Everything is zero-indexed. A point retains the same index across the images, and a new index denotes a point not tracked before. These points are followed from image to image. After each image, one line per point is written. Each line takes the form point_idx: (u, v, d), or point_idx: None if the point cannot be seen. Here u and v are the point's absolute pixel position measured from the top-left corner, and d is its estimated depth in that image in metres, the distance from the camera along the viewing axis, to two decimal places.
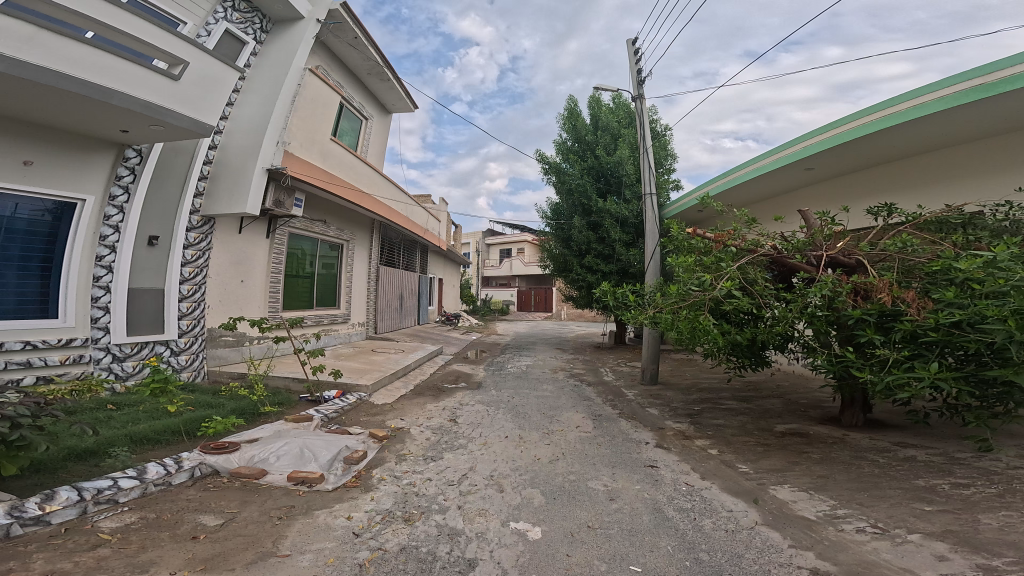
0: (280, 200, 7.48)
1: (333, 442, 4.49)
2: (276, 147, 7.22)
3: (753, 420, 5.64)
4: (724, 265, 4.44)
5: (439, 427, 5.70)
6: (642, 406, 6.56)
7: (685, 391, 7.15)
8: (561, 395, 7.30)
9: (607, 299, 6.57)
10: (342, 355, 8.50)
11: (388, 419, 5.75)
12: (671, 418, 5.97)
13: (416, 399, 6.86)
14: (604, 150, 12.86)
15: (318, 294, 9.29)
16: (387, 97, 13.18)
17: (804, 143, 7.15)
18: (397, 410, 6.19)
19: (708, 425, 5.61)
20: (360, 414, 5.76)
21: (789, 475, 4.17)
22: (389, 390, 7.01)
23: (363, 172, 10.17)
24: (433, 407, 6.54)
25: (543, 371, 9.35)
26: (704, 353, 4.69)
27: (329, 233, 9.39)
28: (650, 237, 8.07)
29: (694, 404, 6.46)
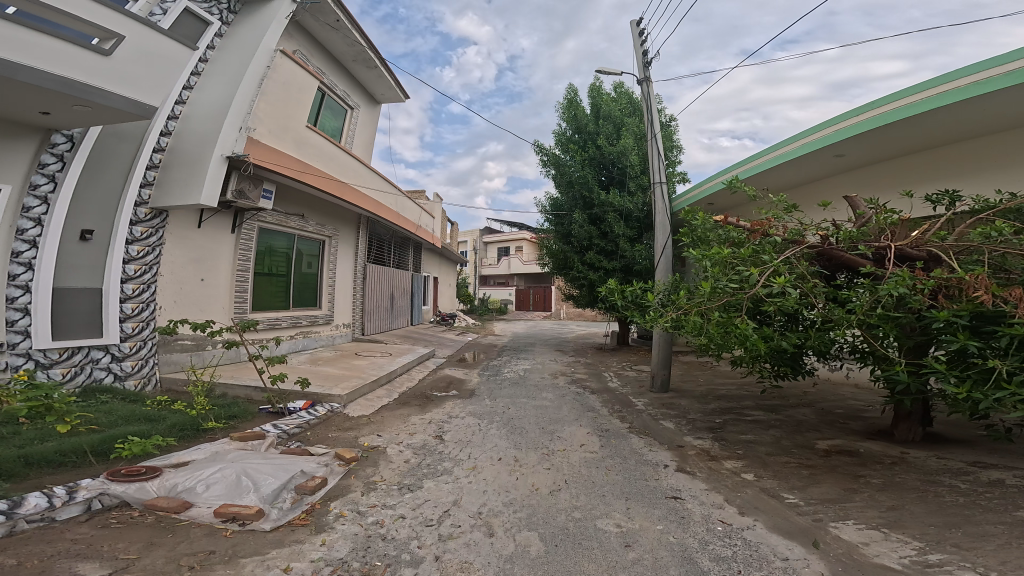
0: (245, 191, 6.67)
1: (285, 466, 3.68)
2: (239, 133, 6.43)
3: (788, 434, 4.85)
4: (766, 257, 3.66)
5: (422, 446, 4.89)
6: (655, 419, 5.75)
7: (703, 400, 6.35)
8: (563, 405, 6.48)
9: (614, 299, 5.75)
10: (318, 360, 7.66)
11: (361, 436, 4.94)
12: (691, 434, 5.17)
13: (398, 410, 6.04)
14: (606, 140, 12.06)
15: (296, 294, 8.47)
16: (375, 86, 12.35)
17: (834, 127, 6.44)
18: (374, 424, 5.37)
19: (736, 442, 4.81)
20: (329, 430, 4.94)
21: (850, 508, 3.38)
22: (367, 398, 6.19)
23: (345, 163, 9.34)
24: (417, 420, 5.73)
25: (541, 376, 8.53)
26: (735, 362, 3.90)
27: (308, 228, 8.57)
28: (661, 230, 7.26)
29: (715, 416, 5.67)
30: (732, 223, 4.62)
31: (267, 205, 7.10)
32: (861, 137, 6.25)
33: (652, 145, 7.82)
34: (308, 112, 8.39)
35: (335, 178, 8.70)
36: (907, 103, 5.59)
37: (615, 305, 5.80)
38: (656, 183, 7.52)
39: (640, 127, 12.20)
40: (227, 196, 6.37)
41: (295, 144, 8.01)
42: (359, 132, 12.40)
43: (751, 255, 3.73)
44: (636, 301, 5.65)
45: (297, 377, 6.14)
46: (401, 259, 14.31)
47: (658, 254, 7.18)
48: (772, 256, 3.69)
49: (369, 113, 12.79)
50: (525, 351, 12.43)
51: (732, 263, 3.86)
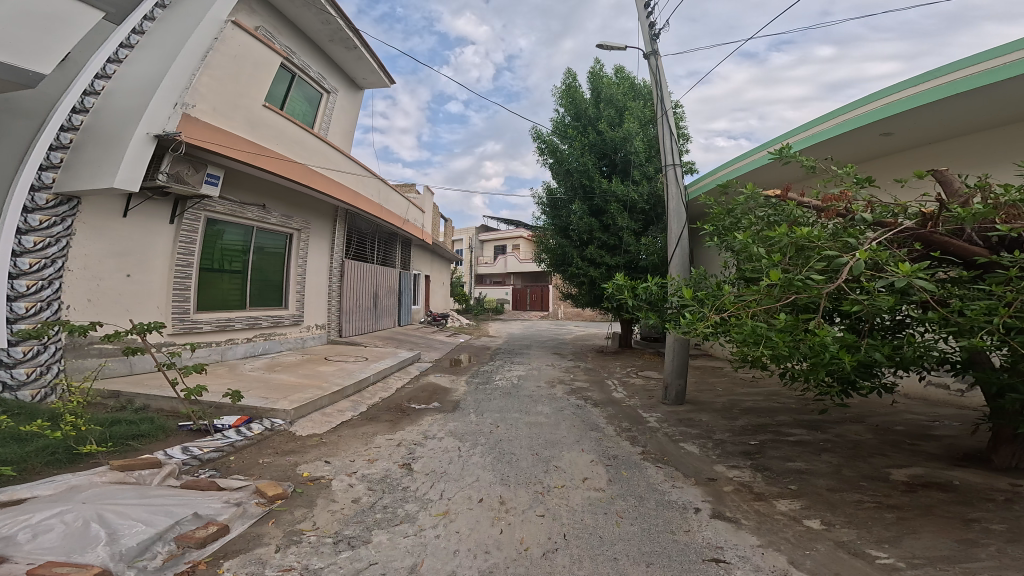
0: (182, 175, 5.75)
1: (168, 508, 2.74)
2: (174, 109, 5.42)
3: (847, 461, 3.85)
4: (851, 242, 2.66)
5: (381, 478, 3.85)
6: (674, 442, 4.74)
7: (729, 416, 5.34)
8: (561, 423, 5.46)
9: (623, 298, 4.70)
10: (277, 366, 6.60)
11: (302, 463, 3.91)
12: (721, 461, 4.16)
13: (361, 428, 5.00)
14: (607, 125, 11.00)
15: (255, 292, 7.43)
16: (356, 70, 11.30)
17: (886, 99, 5.35)
18: (327, 446, 4.34)
19: (784, 473, 3.79)
20: (263, 456, 3.91)
21: (982, 573, 2.34)
22: (325, 413, 5.13)
23: (314, 147, 8.26)
24: (383, 441, 4.69)
25: (536, 385, 7.47)
26: (791, 378, 2.92)
27: (270, 220, 7.52)
28: (676, 219, 6.21)
29: (747, 436, 4.65)
30: (793, 201, 3.60)
31: (213, 191, 6.13)
32: (922, 111, 5.18)
33: (661, 119, 6.71)
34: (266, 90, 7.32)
35: (300, 164, 7.65)
36: (998, 64, 4.46)
37: (624, 304, 4.75)
38: (669, 162, 6.44)
39: (646, 112, 11.15)
40: (158, 179, 5.36)
41: (249, 124, 6.93)
42: (338, 118, 11.33)
43: (820, 240, 2.74)
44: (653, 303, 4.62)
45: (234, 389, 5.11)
46: (387, 255, 13.25)
47: (673, 246, 6.12)
48: (859, 241, 2.69)
49: (350, 99, 11.74)
50: (520, 354, 11.37)
51: (791, 250, 2.86)
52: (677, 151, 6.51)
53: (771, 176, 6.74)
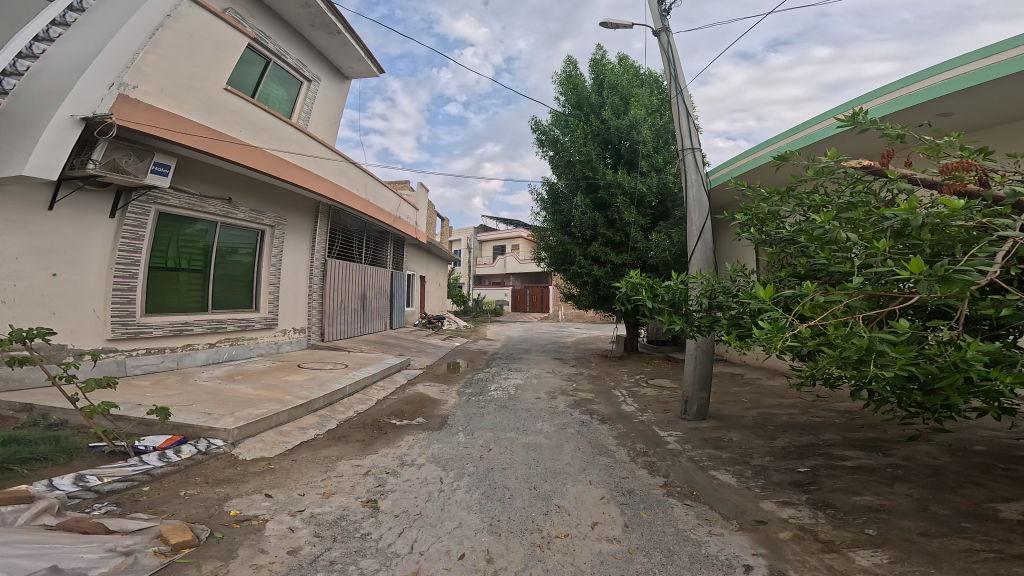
0: (120, 164, 4.92)
1: (12, 562, 2.02)
2: (110, 90, 4.71)
3: (933, 495, 3.11)
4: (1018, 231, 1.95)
5: (335, 520, 3.04)
6: (703, 469, 3.95)
7: (763, 433, 4.56)
8: (565, 445, 4.66)
9: (640, 300, 3.88)
10: (240, 375, 5.81)
11: (234, 498, 3.15)
12: (767, 495, 3.37)
13: (325, 450, 4.20)
14: (612, 113, 10.21)
15: (221, 294, 6.67)
16: (340, 58, 10.51)
17: (951, 72, 4.48)
18: (278, 477, 3.56)
19: (853, 512, 3.02)
20: (186, 488, 3.17)
21: None
22: (281, 434, 4.33)
23: (288, 136, 7.48)
24: (347, 468, 3.89)
25: (533, 397, 6.65)
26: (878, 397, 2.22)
27: (236, 214, 6.74)
28: (698, 210, 5.39)
29: (792, 460, 3.88)
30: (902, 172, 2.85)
31: (162, 182, 5.36)
32: (990, 88, 4.36)
33: (676, 99, 5.88)
34: (229, 72, 6.51)
35: (271, 155, 6.89)
36: None
37: (640, 307, 3.94)
38: (689, 146, 5.59)
39: (652, 101, 10.43)
40: (89, 168, 4.58)
41: (210, 110, 6.15)
42: (321, 109, 10.53)
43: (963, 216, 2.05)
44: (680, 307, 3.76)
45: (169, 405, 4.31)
46: (378, 254, 12.44)
47: (694, 241, 5.32)
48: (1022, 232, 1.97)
49: (335, 89, 10.94)
50: (519, 359, 10.59)
51: (915, 231, 2.21)
52: (697, 135, 5.67)
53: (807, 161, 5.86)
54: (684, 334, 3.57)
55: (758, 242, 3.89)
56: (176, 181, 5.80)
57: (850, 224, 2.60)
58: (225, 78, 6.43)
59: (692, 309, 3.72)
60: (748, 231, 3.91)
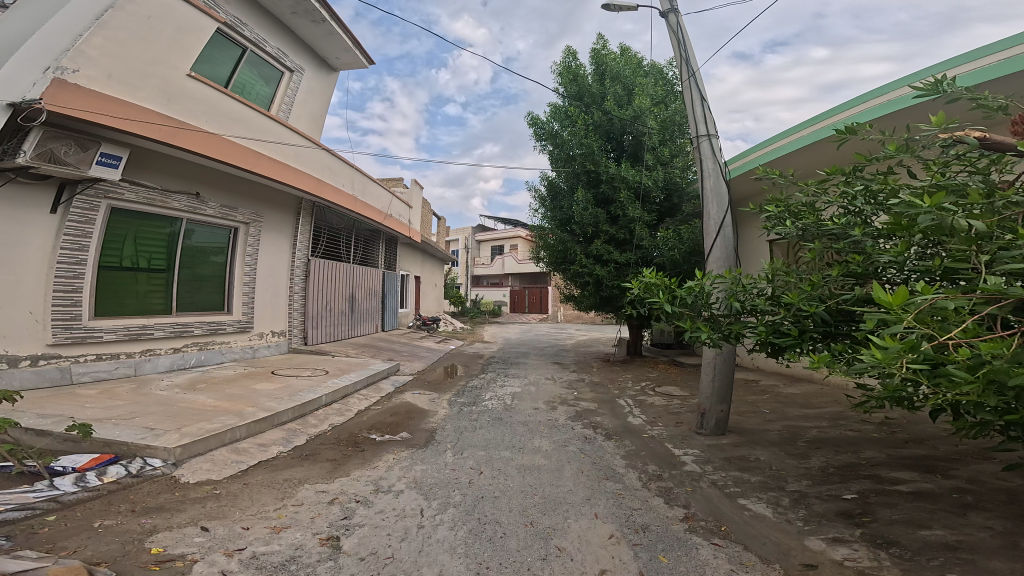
0: (58, 155, 4.40)
1: None
2: (46, 74, 4.34)
3: (1019, 528, 2.55)
4: None
5: (283, 562, 2.49)
6: (728, 496, 3.38)
7: (794, 451, 4.00)
8: (565, 467, 4.10)
9: (655, 304, 3.34)
10: (202, 383, 5.23)
11: (160, 532, 2.67)
12: (812, 530, 2.80)
13: (286, 473, 3.63)
14: (614, 103, 9.61)
15: (188, 296, 6.17)
16: (327, 49, 9.94)
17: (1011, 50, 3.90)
18: (226, 509, 3.01)
19: (925, 551, 2.44)
20: (103, 518, 2.70)
21: None
22: (236, 454, 3.77)
23: (262, 127, 6.92)
24: (308, 495, 3.33)
25: (530, 407, 6.07)
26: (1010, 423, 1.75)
27: (205, 210, 6.18)
28: (716, 203, 4.81)
29: (834, 485, 3.31)
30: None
31: (112, 175, 4.85)
32: None
33: (688, 83, 5.31)
34: (193, 58, 5.98)
35: (243, 147, 6.35)
36: None
37: (655, 312, 3.39)
38: (705, 132, 5.01)
39: (657, 93, 9.86)
40: (19, 159, 4.13)
41: (171, 97, 5.60)
42: (304, 101, 9.91)
43: None
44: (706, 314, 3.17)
45: (107, 420, 3.77)
46: (368, 254, 11.83)
47: (712, 237, 4.75)
48: None
49: (321, 80, 10.33)
50: (517, 363, 10.01)
51: None
52: (713, 120, 5.10)
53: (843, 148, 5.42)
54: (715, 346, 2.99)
55: (800, 235, 3.38)
56: (129, 173, 5.27)
57: (961, 209, 2.07)
58: (188, 64, 5.89)
59: (717, 314, 3.16)
60: (792, 220, 3.47)
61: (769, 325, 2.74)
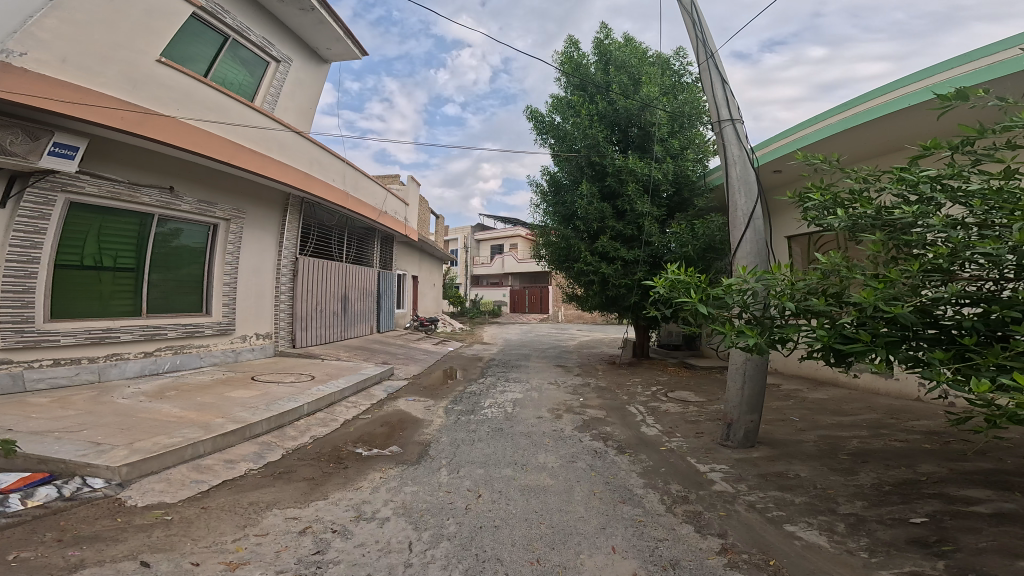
0: (3, 144, 3.95)
1: None
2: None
3: None
4: None
5: None
6: (771, 521, 2.92)
7: (839, 466, 3.54)
8: (576, 488, 3.62)
9: (683, 305, 2.84)
10: (171, 390, 4.74)
11: (89, 567, 2.19)
12: (884, 565, 2.35)
13: (254, 496, 3.15)
14: (620, 92, 9.12)
15: (160, 296, 5.71)
16: (316, 39, 9.45)
17: None
18: (181, 539, 2.54)
19: None
20: (20, 550, 2.25)
21: None
22: (197, 472, 3.28)
23: (244, 117, 6.43)
24: (275, 523, 2.83)
25: (533, 416, 5.58)
26: None
27: (179, 205, 5.71)
28: (745, 192, 4.33)
29: (897, 508, 2.86)
30: None
31: (68, 167, 4.41)
32: None
33: (706, 64, 4.84)
34: (165, 42, 5.50)
35: (220, 137, 5.87)
36: None
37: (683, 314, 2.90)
38: (729, 116, 4.52)
39: (665, 83, 9.35)
40: None
41: (138, 84, 5.13)
42: (292, 93, 9.41)
43: None
44: (745, 317, 2.68)
45: (45, 433, 3.28)
46: (362, 253, 11.32)
47: (740, 228, 4.26)
48: None
49: (311, 72, 9.82)
50: (518, 366, 9.54)
51: None
52: (737, 103, 4.62)
53: (882, 131, 5.14)
54: (761, 354, 2.49)
55: (852, 226, 2.98)
56: (90, 165, 4.81)
57: None
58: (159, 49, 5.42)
59: (757, 316, 2.68)
60: (840, 209, 3.12)
61: (830, 330, 2.29)
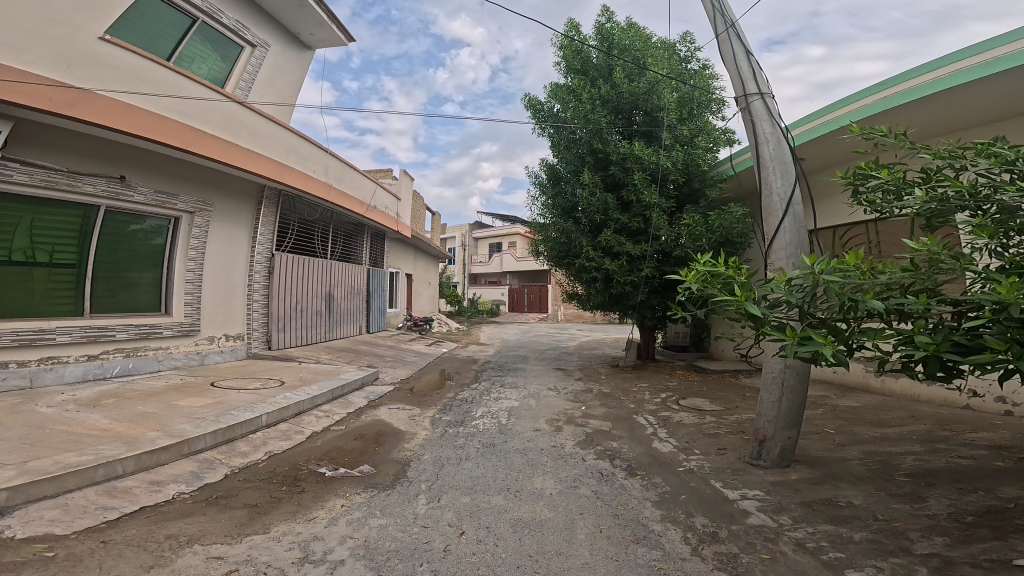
0: None
1: None
2: None
3: None
4: None
5: None
6: (831, 567, 2.32)
7: (902, 491, 2.95)
8: (579, 522, 3.00)
9: (724, 304, 2.21)
10: (108, 398, 4.11)
11: None
12: None
13: (174, 528, 2.54)
14: (624, 76, 8.49)
15: (107, 294, 5.12)
16: (297, 23, 8.81)
17: None
18: None
19: None
20: None
21: None
22: (107, 498, 2.69)
23: (207, 101, 5.79)
24: (192, 563, 2.23)
25: (529, 429, 4.94)
26: None
27: (134, 195, 5.10)
28: (781, 174, 3.72)
29: (994, 552, 2.27)
30: None
31: None
32: None
33: (726, 34, 4.22)
34: (108, 17, 4.91)
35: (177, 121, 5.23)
36: None
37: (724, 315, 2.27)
38: (758, 90, 3.90)
39: (672, 67, 8.75)
40: None
41: (75, 63, 4.54)
42: (270, 79, 8.77)
43: None
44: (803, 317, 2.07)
45: None
46: (350, 250, 10.66)
47: (777, 215, 3.65)
48: None
49: (292, 59, 9.18)
50: (515, 369, 8.92)
51: None
52: (765, 76, 4.00)
53: (926, 109, 4.74)
54: (841, 367, 1.87)
55: (931, 211, 2.44)
56: (20, 152, 4.23)
57: None
58: (102, 25, 4.82)
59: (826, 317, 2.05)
60: (916, 190, 2.57)
61: (933, 334, 1.73)
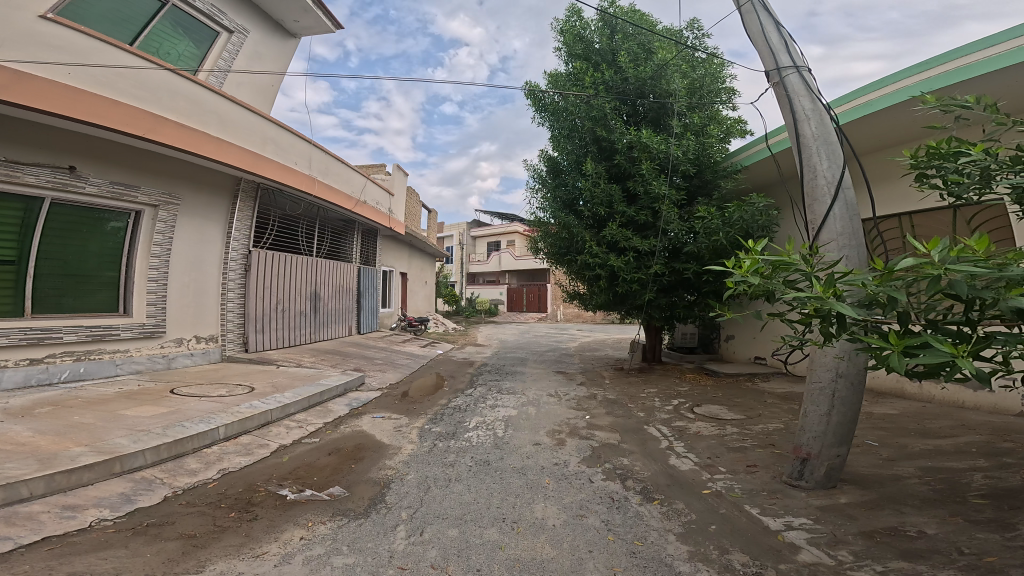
0: None
1: None
2: None
3: None
4: None
5: None
6: None
7: (983, 518, 2.42)
8: (587, 560, 2.47)
9: (791, 301, 1.72)
10: (44, 406, 3.57)
11: None
12: None
13: (81, 564, 2.02)
14: (630, 61, 7.98)
15: (56, 294, 4.63)
16: (278, 9, 8.27)
17: None
18: None
19: None
20: None
21: None
22: (2, 527, 2.17)
23: (172, 87, 5.29)
24: None
25: (529, 443, 4.40)
26: None
27: (86, 187, 4.62)
28: (827, 156, 3.21)
29: None
30: None
31: None
32: None
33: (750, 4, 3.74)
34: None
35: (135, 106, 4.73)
36: None
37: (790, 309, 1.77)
38: (793, 61, 3.40)
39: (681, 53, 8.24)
40: None
41: (9, 43, 4.09)
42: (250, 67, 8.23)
43: None
44: (899, 322, 1.58)
45: None
46: (339, 247, 10.12)
47: (825, 202, 3.15)
48: None
49: (275, 47, 8.65)
50: (513, 373, 8.36)
51: None
52: (798, 47, 3.51)
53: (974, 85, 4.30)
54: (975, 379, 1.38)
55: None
56: None
57: None
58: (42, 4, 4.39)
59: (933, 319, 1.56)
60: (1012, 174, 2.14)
61: None
